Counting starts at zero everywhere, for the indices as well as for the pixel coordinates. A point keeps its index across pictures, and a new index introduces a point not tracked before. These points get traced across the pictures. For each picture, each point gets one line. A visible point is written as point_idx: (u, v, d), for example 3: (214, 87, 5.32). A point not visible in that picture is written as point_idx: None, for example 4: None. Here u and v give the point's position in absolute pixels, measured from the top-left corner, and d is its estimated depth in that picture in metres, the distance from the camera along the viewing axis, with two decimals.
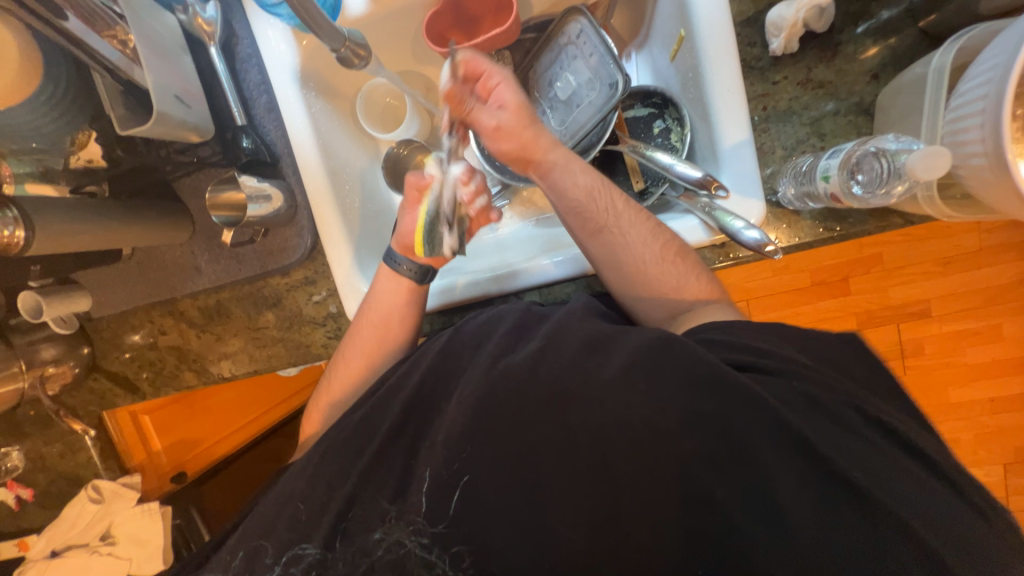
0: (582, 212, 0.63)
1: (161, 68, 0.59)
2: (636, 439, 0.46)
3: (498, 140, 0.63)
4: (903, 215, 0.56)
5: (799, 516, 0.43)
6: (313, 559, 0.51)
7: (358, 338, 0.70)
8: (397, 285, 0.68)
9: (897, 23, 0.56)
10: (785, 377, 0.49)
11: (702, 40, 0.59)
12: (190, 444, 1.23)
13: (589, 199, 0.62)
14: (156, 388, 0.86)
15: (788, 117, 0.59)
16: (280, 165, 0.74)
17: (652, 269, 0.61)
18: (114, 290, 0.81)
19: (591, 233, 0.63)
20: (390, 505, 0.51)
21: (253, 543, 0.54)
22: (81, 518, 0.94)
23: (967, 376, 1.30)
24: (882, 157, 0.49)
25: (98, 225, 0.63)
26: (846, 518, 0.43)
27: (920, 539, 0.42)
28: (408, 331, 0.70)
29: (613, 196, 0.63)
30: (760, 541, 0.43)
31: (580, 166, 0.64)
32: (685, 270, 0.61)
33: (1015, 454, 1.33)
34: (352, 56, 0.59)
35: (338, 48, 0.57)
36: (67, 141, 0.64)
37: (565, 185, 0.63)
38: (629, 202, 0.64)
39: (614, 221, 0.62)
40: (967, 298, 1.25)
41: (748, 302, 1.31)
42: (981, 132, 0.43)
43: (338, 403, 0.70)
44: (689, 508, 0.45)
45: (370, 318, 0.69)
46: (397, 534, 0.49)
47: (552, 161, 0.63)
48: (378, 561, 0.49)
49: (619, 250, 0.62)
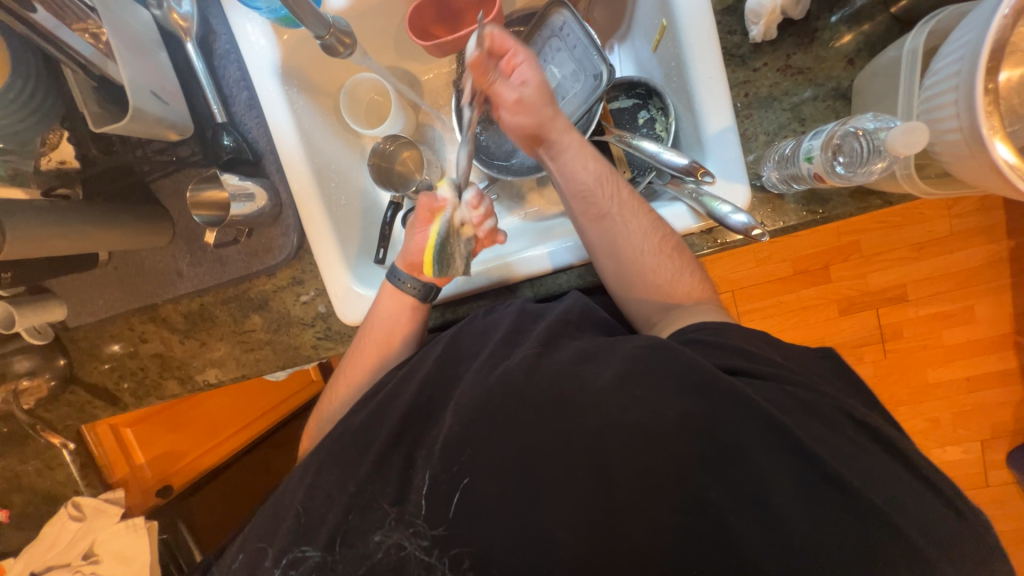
0: (591, 193, 0.63)
1: (135, 63, 0.58)
2: (633, 440, 0.47)
3: (516, 115, 0.62)
4: (882, 195, 0.58)
5: (798, 491, 0.44)
6: (313, 562, 0.49)
7: (360, 343, 0.69)
8: (399, 300, 0.67)
9: (869, 10, 0.58)
10: (775, 381, 0.50)
11: (683, 30, 0.60)
12: (177, 457, 1.20)
13: (598, 181, 0.63)
14: (138, 399, 0.83)
15: (769, 103, 0.61)
16: (262, 163, 0.72)
17: (648, 261, 0.61)
18: (90, 296, 0.78)
19: (593, 217, 0.63)
20: (392, 507, 0.49)
21: (252, 550, 0.53)
22: (61, 536, 0.91)
23: (944, 357, 1.35)
24: (861, 136, 0.51)
25: (71, 229, 0.61)
26: (846, 490, 0.43)
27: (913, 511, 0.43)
28: (412, 333, 0.69)
29: (618, 184, 0.64)
30: (760, 529, 0.43)
31: (591, 152, 0.65)
32: (681, 265, 0.61)
33: (991, 429, 1.38)
34: (339, 44, 0.60)
35: (324, 35, 0.58)
36: (37, 141, 0.61)
37: (577, 166, 0.64)
38: (631, 193, 0.64)
39: (618, 208, 0.62)
40: (941, 282, 1.29)
41: (733, 293, 1.34)
42: (954, 108, 0.44)
43: (336, 408, 0.69)
44: (690, 499, 0.45)
45: (370, 325, 0.68)
46: (398, 536, 0.49)
47: (566, 138, 0.63)
48: (378, 564, 0.48)
49: (619, 237, 0.62)
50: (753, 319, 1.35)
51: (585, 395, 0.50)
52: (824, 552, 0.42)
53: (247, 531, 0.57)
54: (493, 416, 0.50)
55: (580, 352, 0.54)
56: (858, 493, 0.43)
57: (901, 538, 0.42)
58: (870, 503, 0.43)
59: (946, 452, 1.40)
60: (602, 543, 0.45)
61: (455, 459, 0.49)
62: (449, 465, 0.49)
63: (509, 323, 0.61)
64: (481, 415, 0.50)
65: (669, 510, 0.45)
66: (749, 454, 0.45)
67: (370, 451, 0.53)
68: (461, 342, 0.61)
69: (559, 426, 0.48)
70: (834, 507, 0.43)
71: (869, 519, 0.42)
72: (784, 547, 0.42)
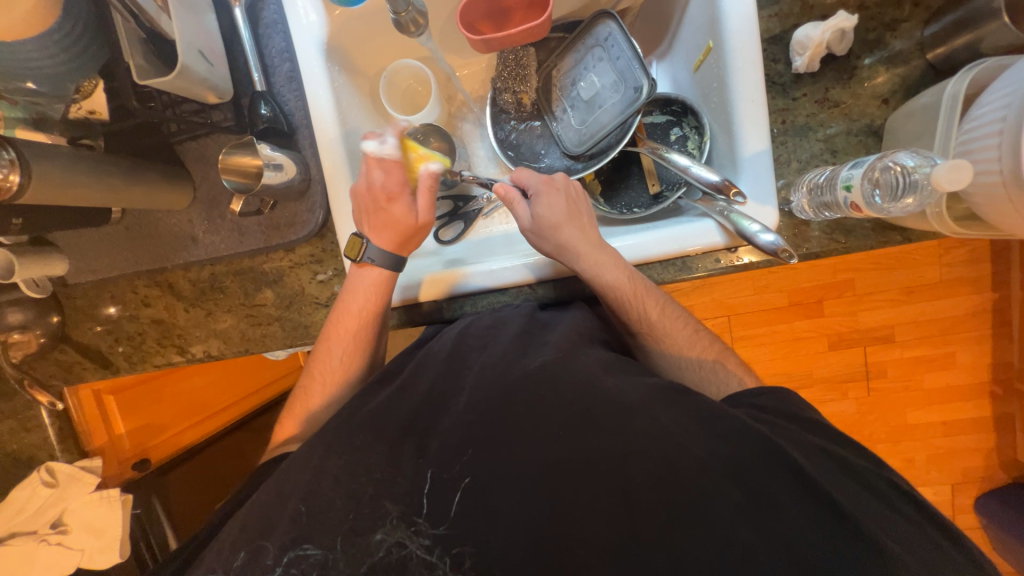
0: (620, 303, 0.63)
1: (186, 20, 0.58)
2: (654, 455, 0.46)
3: (533, 241, 0.67)
4: (902, 232, 0.61)
5: (820, 506, 0.43)
6: (315, 559, 0.45)
7: (336, 324, 0.68)
8: (369, 277, 0.67)
9: (906, 55, 0.62)
10: (791, 422, 0.52)
11: (730, 51, 0.61)
12: (157, 430, 1.13)
13: (628, 290, 0.62)
14: (133, 365, 0.80)
15: (804, 132, 0.63)
16: (296, 137, 0.72)
17: (689, 376, 0.62)
18: (97, 255, 0.76)
19: (630, 331, 0.66)
20: (395, 505, 0.47)
21: (249, 544, 0.47)
22: (31, 502, 0.86)
23: (924, 400, 1.38)
24: (900, 171, 0.52)
25: (96, 178, 0.59)
26: (856, 506, 0.44)
27: (921, 538, 0.44)
28: (386, 316, 0.69)
29: (647, 304, 0.63)
30: (777, 554, 0.42)
31: (612, 273, 0.62)
32: (728, 375, 0.61)
33: (963, 474, 1.41)
34: (411, 23, 0.63)
35: (401, 11, 0.61)
36: (71, 89, 0.59)
37: (605, 276, 0.62)
38: (664, 308, 0.64)
39: (652, 323, 0.63)
40: (928, 326, 1.33)
41: (729, 318, 1.37)
42: (997, 150, 0.47)
43: (309, 395, 0.68)
44: (713, 521, 0.43)
45: (348, 308, 0.67)
46: (399, 534, 0.46)
47: (582, 244, 0.64)
48: (378, 564, 0.44)
49: (656, 353, 0.64)
50: (746, 346, 1.38)
51: (609, 394, 0.50)
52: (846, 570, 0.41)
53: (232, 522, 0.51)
54: (518, 409, 0.50)
55: (603, 361, 0.55)
56: (869, 512, 0.44)
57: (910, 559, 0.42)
58: (875, 516, 0.44)
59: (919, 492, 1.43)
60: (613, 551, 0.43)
61: (472, 442, 0.48)
62: (463, 450, 0.48)
63: (520, 324, 0.61)
64: (504, 405, 0.50)
65: (688, 520, 0.43)
66: (766, 461, 0.45)
67: (382, 432, 0.51)
68: (469, 338, 0.60)
69: (579, 420, 0.48)
70: (857, 526, 0.42)
71: (882, 534, 0.43)
72: (802, 564, 0.41)
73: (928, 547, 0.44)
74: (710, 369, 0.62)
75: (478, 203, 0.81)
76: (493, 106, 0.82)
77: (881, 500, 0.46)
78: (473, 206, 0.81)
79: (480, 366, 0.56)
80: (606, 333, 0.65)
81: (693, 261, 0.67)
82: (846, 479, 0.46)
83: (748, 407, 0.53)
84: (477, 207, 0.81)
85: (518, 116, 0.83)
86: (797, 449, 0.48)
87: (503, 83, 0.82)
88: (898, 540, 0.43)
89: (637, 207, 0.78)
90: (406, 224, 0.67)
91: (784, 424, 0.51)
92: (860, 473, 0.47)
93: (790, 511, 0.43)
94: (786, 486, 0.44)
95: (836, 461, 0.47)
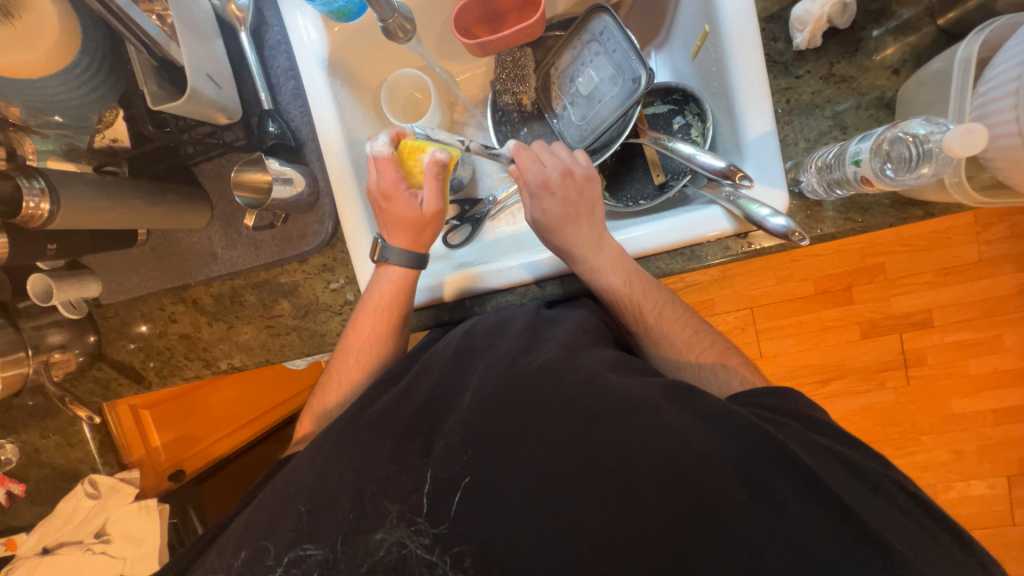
0: (615, 306, 0.63)
1: (194, 47, 0.61)
2: (656, 455, 0.45)
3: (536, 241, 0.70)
4: (923, 206, 0.58)
5: (824, 497, 0.42)
6: (315, 560, 0.46)
7: (358, 324, 0.68)
8: (389, 280, 0.68)
9: (915, 22, 0.59)
10: (805, 416, 0.50)
11: (726, 34, 0.60)
12: (191, 443, 1.18)
13: (623, 294, 0.62)
14: (163, 379, 0.84)
15: (811, 110, 0.62)
16: (303, 151, 0.75)
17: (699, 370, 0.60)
18: (126, 275, 0.80)
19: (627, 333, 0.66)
20: (393, 504, 0.47)
21: (252, 542, 0.48)
22: (77, 512, 0.91)
23: (969, 387, 1.30)
24: (911, 141, 0.51)
25: (119, 203, 0.62)
26: (864, 500, 0.43)
27: (936, 534, 0.42)
28: (408, 316, 0.69)
29: (643, 309, 0.62)
30: (778, 545, 0.41)
31: (604, 277, 0.62)
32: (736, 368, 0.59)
33: (1020, 466, 1.31)
34: (399, 29, 0.64)
35: (387, 19, 0.62)
36: (94, 118, 0.62)
37: (600, 280, 0.62)
38: (662, 312, 0.62)
39: (647, 325, 0.63)
40: (967, 308, 1.26)
41: (752, 310, 1.32)
42: (1015, 111, 0.46)
43: (325, 391, 0.69)
44: (711, 515, 0.42)
45: (367, 306, 0.68)
46: (399, 534, 0.46)
47: (578, 244, 0.64)
48: (378, 563, 0.46)
49: (651, 354, 0.64)
50: (770, 338, 1.33)
51: (614, 392, 0.48)
52: (848, 561, 0.40)
53: (236, 525, 0.51)
54: (519, 409, 0.49)
55: (608, 358, 0.53)
56: (879, 501, 0.43)
57: (920, 547, 0.41)
58: (886, 511, 0.42)
59: (969, 486, 1.33)
60: (607, 546, 0.43)
61: (474, 441, 0.48)
62: (465, 450, 0.48)
63: (525, 322, 0.60)
64: (508, 405, 0.49)
65: (686, 512, 0.43)
66: (772, 453, 0.44)
67: (388, 437, 0.51)
68: (474, 337, 0.59)
69: (582, 416, 0.47)
70: (864, 517, 0.41)
71: (892, 530, 0.41)
72: (802, 555, 0.41)
73: (940, 544, 0.42)
74: (719, 367, 0.60)
75: (485, 205, 0.81)
76: (494, 108, 0.84)
77: (896, 493, 0.44)
78: (480, 209, 0.81)
79: (482, 365, 0.55)
80: (610, 328, 0.64)
81: (703, 250, 0.65)
82: (858, 474, 0.44)
83: (760, 408, 0.51)
84: (483, 209, 0.81)
85: (519, 116, 0.84)
86: (807, 447, 0.46)
87: (502, 85, 0.83)
88: (910, 535, 0.41)
89: (643, 199, 0.77)
90: (413, 217, 0.67)
91: (793, 423, 0.49)
92: (870, 463, 0.46)
93: (794, 503, 0.42)
94: (793, 478, 0.43)
95: (847, 455, 0.45)
